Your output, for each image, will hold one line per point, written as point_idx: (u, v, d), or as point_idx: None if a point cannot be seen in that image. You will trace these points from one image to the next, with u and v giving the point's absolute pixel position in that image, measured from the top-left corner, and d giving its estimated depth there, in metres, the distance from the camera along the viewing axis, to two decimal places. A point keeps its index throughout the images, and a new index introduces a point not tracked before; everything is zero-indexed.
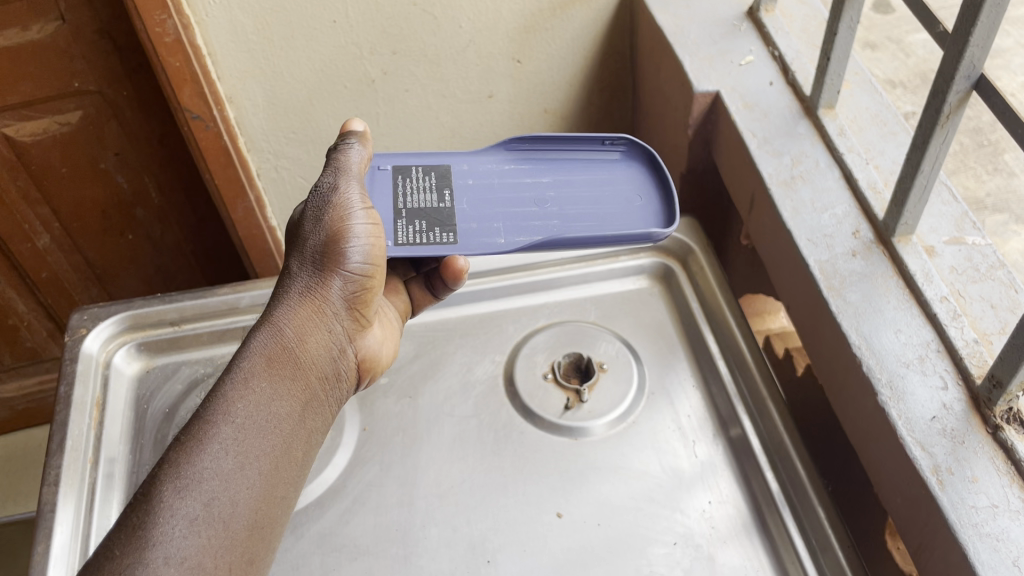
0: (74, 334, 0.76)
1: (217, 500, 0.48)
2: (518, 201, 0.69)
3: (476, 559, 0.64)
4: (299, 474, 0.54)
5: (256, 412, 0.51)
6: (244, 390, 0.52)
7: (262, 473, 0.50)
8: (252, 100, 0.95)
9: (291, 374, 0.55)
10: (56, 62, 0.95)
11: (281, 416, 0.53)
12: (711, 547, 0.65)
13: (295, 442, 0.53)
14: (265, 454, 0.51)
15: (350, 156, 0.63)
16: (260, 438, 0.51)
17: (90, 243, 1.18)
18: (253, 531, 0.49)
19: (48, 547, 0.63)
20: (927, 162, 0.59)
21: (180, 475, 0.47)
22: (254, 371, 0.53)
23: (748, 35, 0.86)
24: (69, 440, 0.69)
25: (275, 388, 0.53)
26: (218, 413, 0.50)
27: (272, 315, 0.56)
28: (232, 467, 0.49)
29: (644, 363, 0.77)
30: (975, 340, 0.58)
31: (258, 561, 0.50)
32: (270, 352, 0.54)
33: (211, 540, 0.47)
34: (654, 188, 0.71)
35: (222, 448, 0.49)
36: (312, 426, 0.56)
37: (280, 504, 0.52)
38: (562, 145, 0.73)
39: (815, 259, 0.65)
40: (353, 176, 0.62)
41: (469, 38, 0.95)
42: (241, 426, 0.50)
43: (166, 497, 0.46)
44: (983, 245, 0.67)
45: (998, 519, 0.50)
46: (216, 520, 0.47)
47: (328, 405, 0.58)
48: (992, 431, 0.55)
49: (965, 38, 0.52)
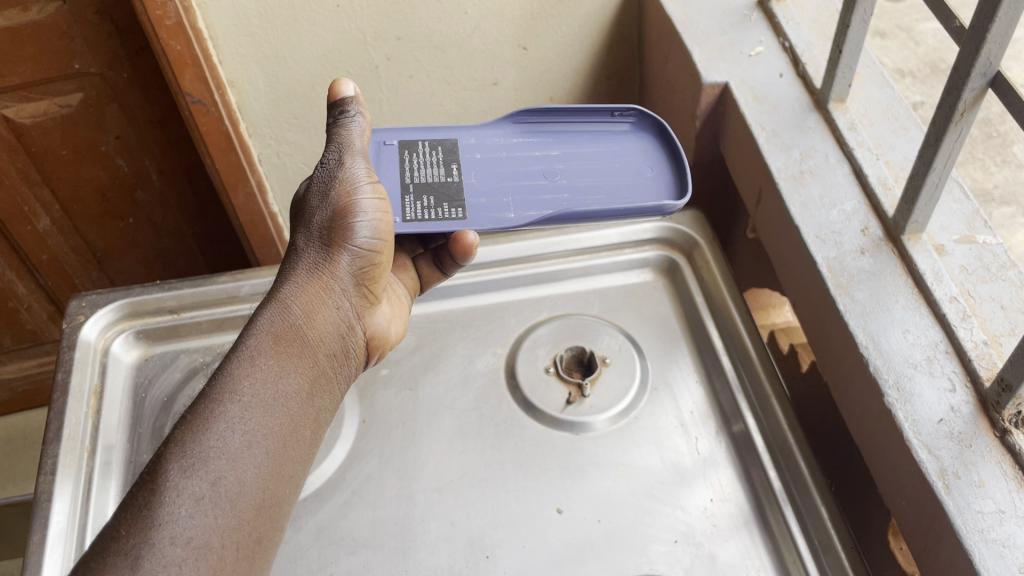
0: (72, 321, 0.75)
1: (224, 480, 0.47)
2: (527, 173, 0.68)
3: (475, 554, 0.64)
4: (308, 453, 0.53)
5: (263, 390, 0.51)
6: (250, 367, 0.51)
7: (270, 453, 0.49)
8: (253, 85, 0.94)
9: (298, 351, 0.54)
10: (55, 43, 0.94)
11: (289, 394, 0.52)
12: (711, 544, 0.64)
13: (303, 420, 0.53)
14: (273, 433, 0.50)
15: (351, 128, 0.61)
16: (268, 416, 0.50)
17: (90, 226, 1.17)
18: (261, 511, 0.48)
19: (44, 536, 0.62)
20: (939, 159, 0.57)
21: (186, 454, 0.47)
22: (261, 348, 0.52)
23: (757, 25, 0.84)
24: (67, 428, 0.68)
25: (283, 365, 0.52)
26: (225, 392, 0.49)
27: (278, 292, 0.55)
28: (240, 445, 0.48)
29: (648, 357, 0.76)
30: (984, 341, 0.57)
31: (266, 540, 0.49)
32: (277, 328, 0.53)
33: (217, 520, 0.46)
34: (664, 159, 0.70)
35: (229, 427, 0.48)
36: (320, 404, 0.55)
37: (289, 483, 0.51)
38: (569, 117, 0.72)
39: (823, 256, 0.64)
40: (358, 151, 0.60)
41: (474, 24, 0.93)
42: (249, 404, 0.50)
43: (172, 477, 0.46)
44: (994, 244, 0.65)
45: (1004, 524, 0.50)
46: (223, 499, 0.46)
47: (337, 383, 0.57)
48: (999, 436, 0.54)
49: (982, 35, 0.51)
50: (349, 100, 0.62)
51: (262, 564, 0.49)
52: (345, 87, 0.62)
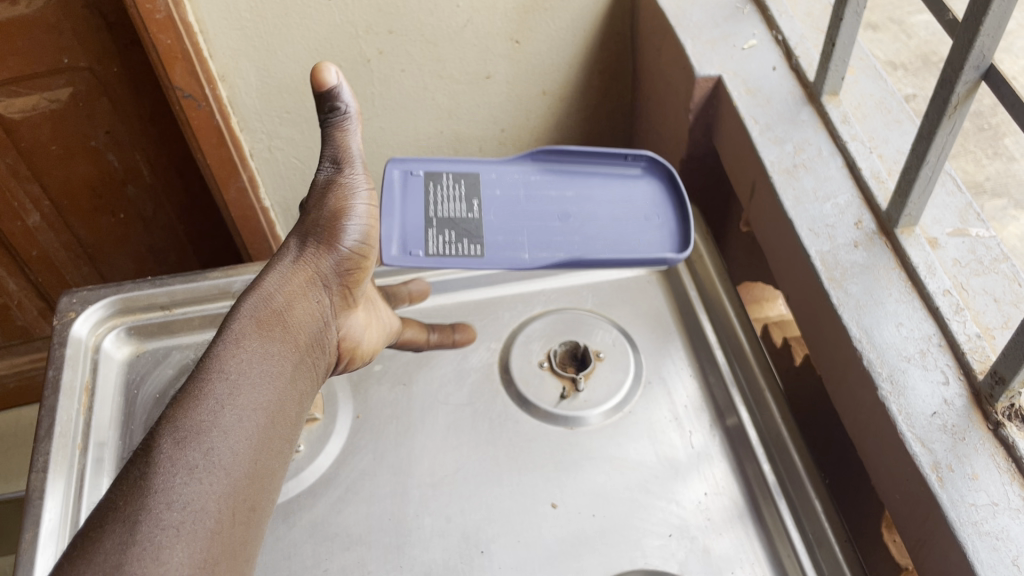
0: (62, 318, 0.75)
1: (216, 451, 0.47)
2: (541, 214, 0.70)
3: (470, 549, 0.63)
4: (290, 439, 0.53)
5: (248, 369, 0.51)
6: (235, 349, 0.52)
7: (257, 430, 0.50)
8: (244, 79, 0.93)
9: (281, 339, 0.55)
10: (44, 38, 0.93)
11: (272, 377, 0.53)
12: (706, 538, 0.64)
13: (286, 405, 0.53)
14: (259, 412, 0.51)
15: (348, 130, 0.59)
16: (254, 395, 0.51)
17: (80, 222, 1.16)
18: (251, 485, 0.48)
19: (36, 534, 0.62)
20: (933, 152, 0.57)
21: (178, 428, 0.47)
22: (246, 332, 0.53)
23: (750, 18, 0.84)
24: (58, 426, 0.68)
25: (266, 348, 0.53)
26: (212, 371, 0.50)
27: (264, 282, 0.56)
28: (230, 420, 0.49)
29: (642, 352, 0.76)
30: (977, 334, 0.57)
31: (257, 513, 0.49)
32: (261, 313, 0.54)
33: (214, 487, 0.46)
34: (671, 207, 0.73)
35: (219, 402, 0.49)
36: (300, 392, 0.55)
37: (276, 461, 0.51)
38: (578, 160, 0.74)
39: (816, 250, 0.64)
40: (357, 157, 0.60)
41: (466, 18, 0.93)
42: (236, 381, 0.50)
43: (165, 448, 0.46)
44: (986, 237, 0.65)
45: (997, 517, 0.50)
46: (216, 468, 0.46)
47: (313, 377, 0.58)
48: (993, 428, 0.54)
49: (975, 28, 0.51)
50: (336, 89, 0.57)
51: (255, 540, 0.48)
52: (330, 73, 0.57)
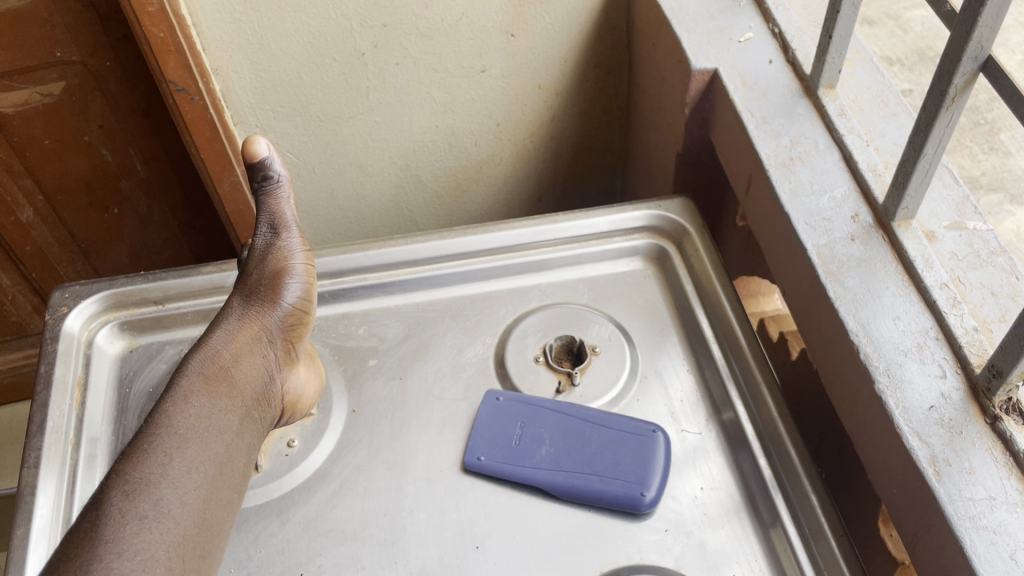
0: (55, 313, 0.74)
1: (165, 501, 0.52)
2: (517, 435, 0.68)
3: (465, 545, 0.63)
4: (240, 488, 0.59)
5: (197, 422, 0.57)
6: (185, 403, 0.57)
7: (206, 481, 0.55)
8: (238, 72, 0.93)
9: (227, 391, 0.60)
10: (37, 32, 0.92)
11: (220, 428, 0.58)
12: (702, 533, 0.64)
13: (234, 455, 0.59)
14: (208, 464, 0.56)
15: (278, 197, 0.68)
16: (203, 447, 0.56)
17: (74, 217, 1.16)
18: (199, 531, 0.53)
19: (28, 530, 0.62)
20: (930, 145, 0.57)
21: (128, 481, 0.52)
22: (194, 387, 0.58)
23: (746, 11, 0.84)
24: (50, 421, 0.67)
25: (214, 401, 0.59)
26: (163, 426, 0.55)
27: (211, 340, 0.63)
28: (180, 473, 0.54)
29: (638, 346, 0.75)
30: (975, 328, 0.57)
31: (207, 558, 0.53)
32: (208, 368, 0.61)
33: (162, 536, 0.50)
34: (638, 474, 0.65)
35: (168, 455, 0.54)
36: (247, 443, 0.60)
37: (225, 508, 0.56)
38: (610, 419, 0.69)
39: (813, 243, 0.64)
40: (291, 222, 0.69)
41: (461, 11, 0.92)
42: (184, 435, 0.56)
43: (116, 499, 0.51)
44: (984, 231, 0.65)
45: (995, 511, 0.50)
46: (165, 518, 0.51)
47: (262, 427, 0.63)
48: (990, 422, 0.53)
49: (973, 18, 0.50)
50: (263, 159, 0.66)
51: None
52: (259, 146, 0.66)
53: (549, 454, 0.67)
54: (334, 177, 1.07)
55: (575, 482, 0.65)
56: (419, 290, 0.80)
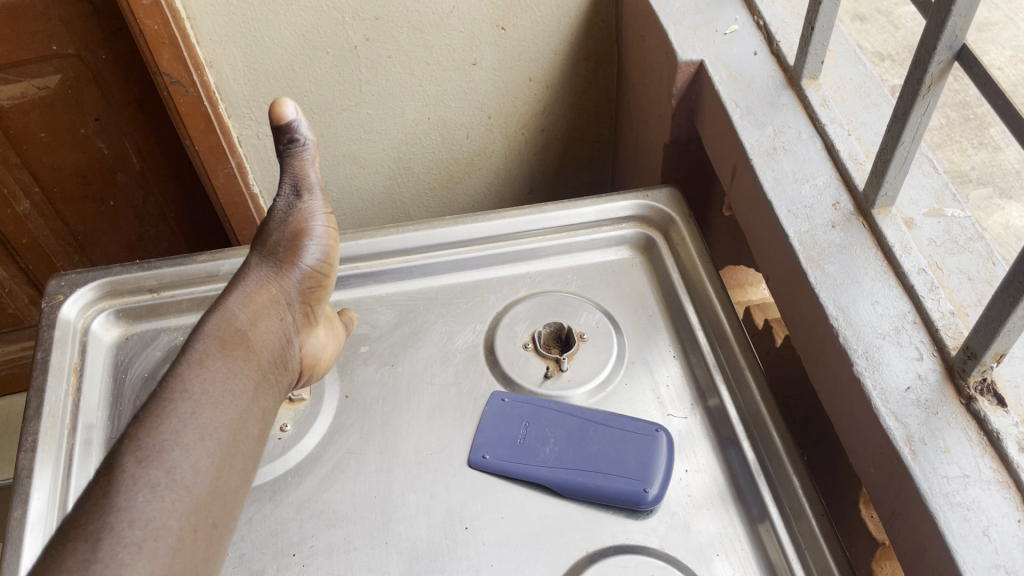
0: (51, 300, 0.76)
1: (178, 468, 0.53)
2: (524, 432, 0.69)
3: (455, 525, 0.64)
4: (254, 453, 0.60)
5: (211, 387, 0.58)
6: (199, 368, 0.59)
7: (219, 447, 0.56)
8: (232, 65, 0.94)
9: (242, 353, 0.62)
10: (33, 25, 0.93)
11: (236, 391, 0.60)
12: (687, 514, 0.65)
13: (250, 418, 0.60)
14: (221, 428, 0.57)
15: (303, 157, 0.70)
16: (216, 412, 0.57)
17: (70, 210, 1.17)
18: (213, 498, 0.54)
19: (25, 512, 0.63)
20: (907, 133, 0.58)
21: (141, 448, 0.53)
22: (209, 352, 0.60)
23: (733, 3, 0.85)
24: (46, 406, 0.69)
25: (229, 364, 0.61)
26: (176, 393, 0.57)
27: (228, 302, 0.65)
28: (192, 439, 0.55)
29: (625, 333, 0.77)
30: (951, 312, 0.58)
31: (220, 526, 0.54)
32: (224, 331, 0.63)
33: (175, 504, 0.51)
34: (647, 469, 0.66)
35: (180, 422, 0.55)
36: (264, 406, 0.62)
37: (239, 474, 0.57)
38: (618, 419, 0.69)
39: (795, 230, 0.66)
40: (314, 185, 0.71)
41: (452, 4, 0.94)
42: (197, 401, 0.57)
43: (128, 468, 0.51)
44: (962, 218, 0.66)
45: (969, 488, 0.51)
46: (178, 486, 0.52)
47: (278, 388, 0.65)
48: (965, 402, 0.55)
49: (947, 8, 0.51)
50: (290, 121, 0.69)
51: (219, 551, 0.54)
52: (286, 109, 0.68)
53: (553, 453, 0.67)
54: (328, 169, 1.09)
55: (578, 479, 0.65)
56: (410, 278, 0.82)
